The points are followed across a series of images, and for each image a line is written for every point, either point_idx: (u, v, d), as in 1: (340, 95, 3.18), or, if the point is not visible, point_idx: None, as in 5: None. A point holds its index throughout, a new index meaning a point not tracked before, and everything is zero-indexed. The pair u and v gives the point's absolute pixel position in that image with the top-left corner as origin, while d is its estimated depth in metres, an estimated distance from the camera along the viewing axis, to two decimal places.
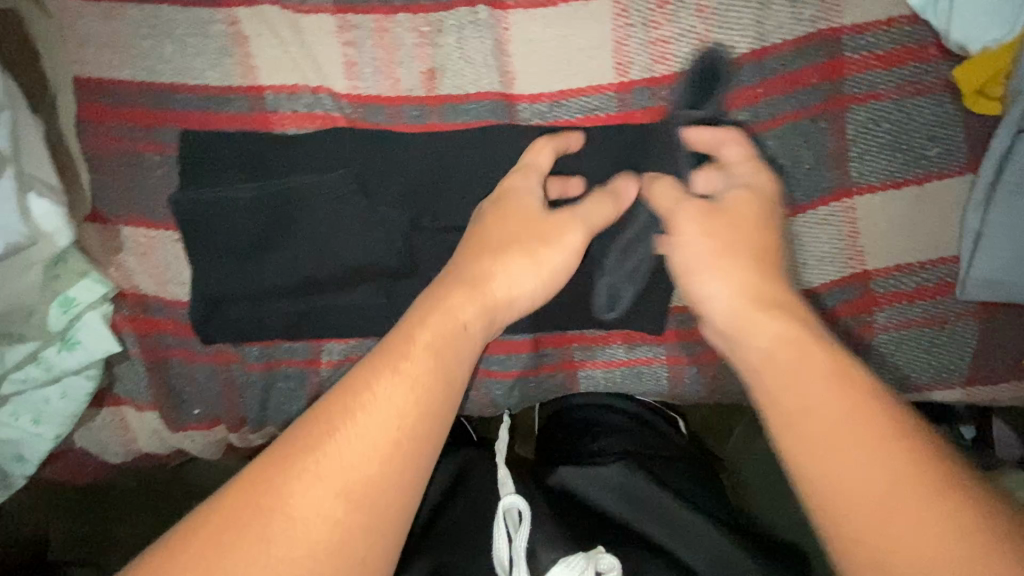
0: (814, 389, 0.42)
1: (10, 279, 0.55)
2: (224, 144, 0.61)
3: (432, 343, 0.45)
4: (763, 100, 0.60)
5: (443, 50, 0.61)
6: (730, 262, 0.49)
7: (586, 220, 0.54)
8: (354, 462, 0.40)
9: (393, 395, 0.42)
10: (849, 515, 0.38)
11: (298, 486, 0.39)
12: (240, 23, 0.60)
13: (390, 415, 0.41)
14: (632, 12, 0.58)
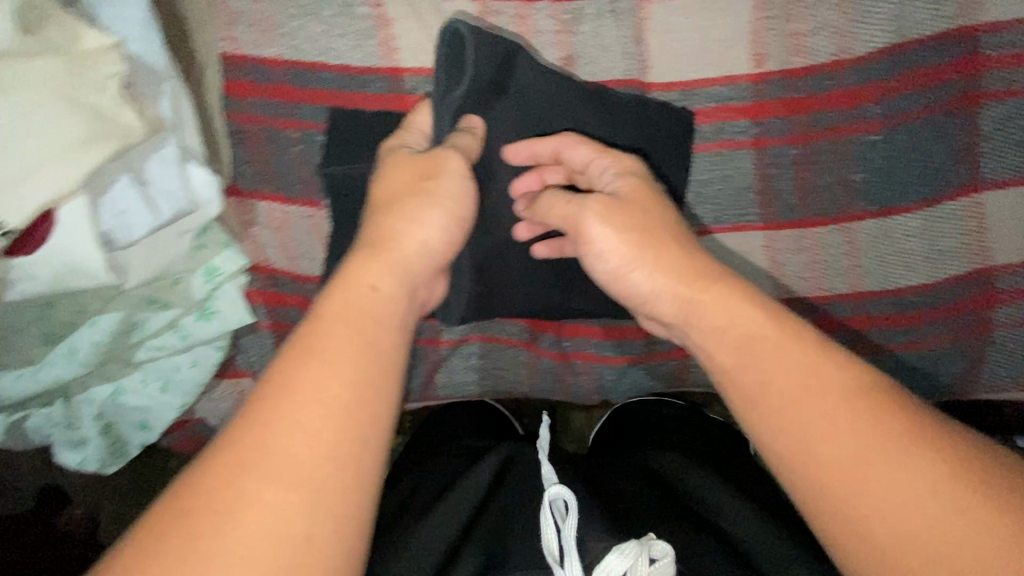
0: (799, 378, 0.40)
1: (165, 248, 0.56)
2: (366, 123, 0.62)
3: (333, 320, 0.41)
4: (896, 94, 0.61)
5: (580, 38, 0.62)
6: (656, 252, 0.48)
7: (445, 196, 0.50)
8: (270, 442, 0.36)
9: (298, 376, 0.38)
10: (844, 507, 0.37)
11: (253, 475, 0.34)
12: (384, 6, 0.62)
13: (319, 394, 0.37)
14: (772, 4, 0.59)
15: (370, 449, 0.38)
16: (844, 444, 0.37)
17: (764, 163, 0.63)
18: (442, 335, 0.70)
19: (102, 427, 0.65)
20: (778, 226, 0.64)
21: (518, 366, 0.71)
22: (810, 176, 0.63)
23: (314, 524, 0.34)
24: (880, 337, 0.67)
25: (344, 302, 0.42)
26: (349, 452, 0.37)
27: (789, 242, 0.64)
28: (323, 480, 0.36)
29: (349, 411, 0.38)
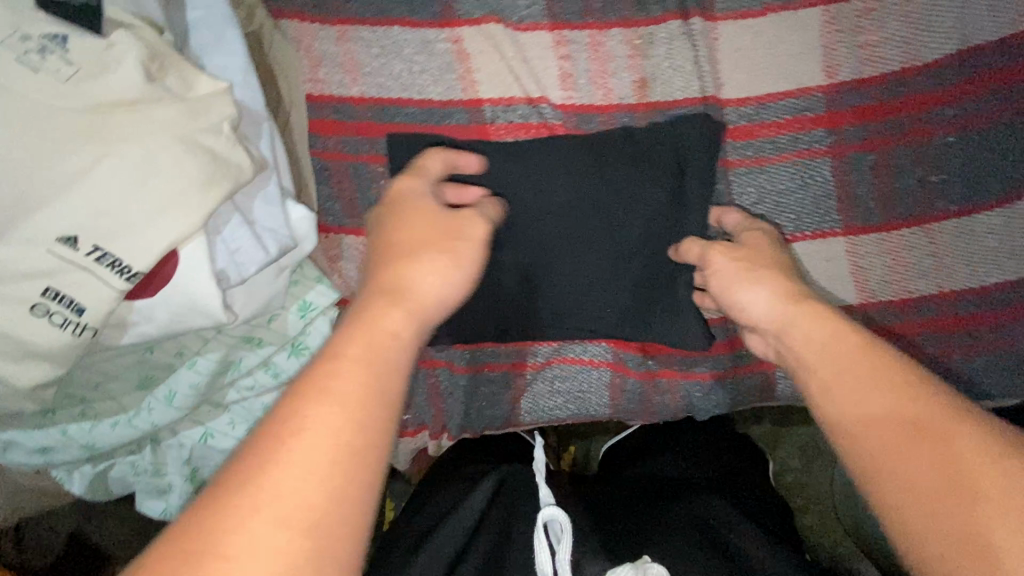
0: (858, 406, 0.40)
1: (265, 285, 0.55)
2: (440, 151, 0.62)
3: (361, 355, 0.38)
4: (967, 98, 0.62)
5: (653, 61, 0.64)
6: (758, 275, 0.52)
7: (466, 256, 0.48)
8: (295, 482, 0.33)
9: (319, 414, 0.35)
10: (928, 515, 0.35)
11: (257, 512, 0.32)
12: (463, 41, 0.64)
13: (309, 444, 0.34)
14: (840, 19, 0.62)
15: (349, 517, 0.34)
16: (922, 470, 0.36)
17: (842, 170, 0.64)
18: (528, 358, 0.69)
19: (187, 474, 0.63)
20: (859, 231, 0.65)
21: (604, 388, 0.70)
22: (888, 181, 0.64)
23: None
24: (970, 336, 0.66)
25: (368, 335, 0.39)
26: (329, 524, 0.33)
27: (872, 246, 0.65)
28: (317, 541, 0.32)
29: (324, 469, 0.34)
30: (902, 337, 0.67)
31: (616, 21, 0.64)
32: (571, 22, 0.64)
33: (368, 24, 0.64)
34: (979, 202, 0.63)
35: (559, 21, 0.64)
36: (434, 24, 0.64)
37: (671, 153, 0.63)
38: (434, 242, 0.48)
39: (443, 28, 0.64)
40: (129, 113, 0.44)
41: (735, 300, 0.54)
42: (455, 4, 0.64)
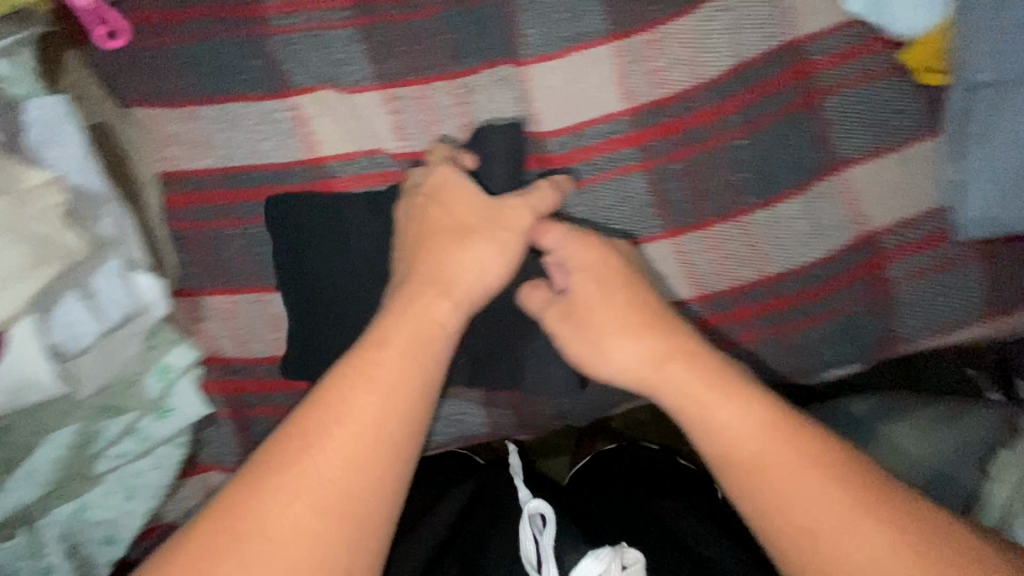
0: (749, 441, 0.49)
1: (117, 353, 0.60)
2: (285, 209, 0.68)
3: (404, 343, 0.52)
4: (751, 103, 0.70)
5: (476, 105, 0.72)
6: (626, 336, 0.56)
7: (512, 230, 0.60)
8: (331, 472, 0.45)
9: (367, 401, 0.48)
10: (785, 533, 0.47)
11: (246, 518, 0.43)
12: (300, 107, 0.70)
13: (342, 444, 0.46)
14: (628, 52, 0.70)
15: (384, 492, 0.46)
16: (784, 483, 0.47)
17: (655, 180, 0.71)
18: None
19: (64, 551, 0.63)
20: (680, 231, 0.72)
21: (478, 407, 0.74)
22: (697, 185, 0.71)
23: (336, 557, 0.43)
24: (797, 313, 0.73)
25: (411, 335, 0.52)
26: (357, 513, 0.45)
27: (694, 244, 0.72)
28: (353, 526, 0.44)
29: (353, 462, 0.45)
30: (736, 322, 0.73)
31: (436, 76, 0.71)
32: (396, 81, 0.71)
33: (212, 104, 0.70)
34: (779, 192, 0.71)
35: (385, 80, 0.71)
36: (272, 95, 0.70)
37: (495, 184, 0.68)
38: (475, 230, 0.60)
39: (281, 98, 0.70)
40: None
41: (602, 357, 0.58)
42: (290, 77, 0.70)
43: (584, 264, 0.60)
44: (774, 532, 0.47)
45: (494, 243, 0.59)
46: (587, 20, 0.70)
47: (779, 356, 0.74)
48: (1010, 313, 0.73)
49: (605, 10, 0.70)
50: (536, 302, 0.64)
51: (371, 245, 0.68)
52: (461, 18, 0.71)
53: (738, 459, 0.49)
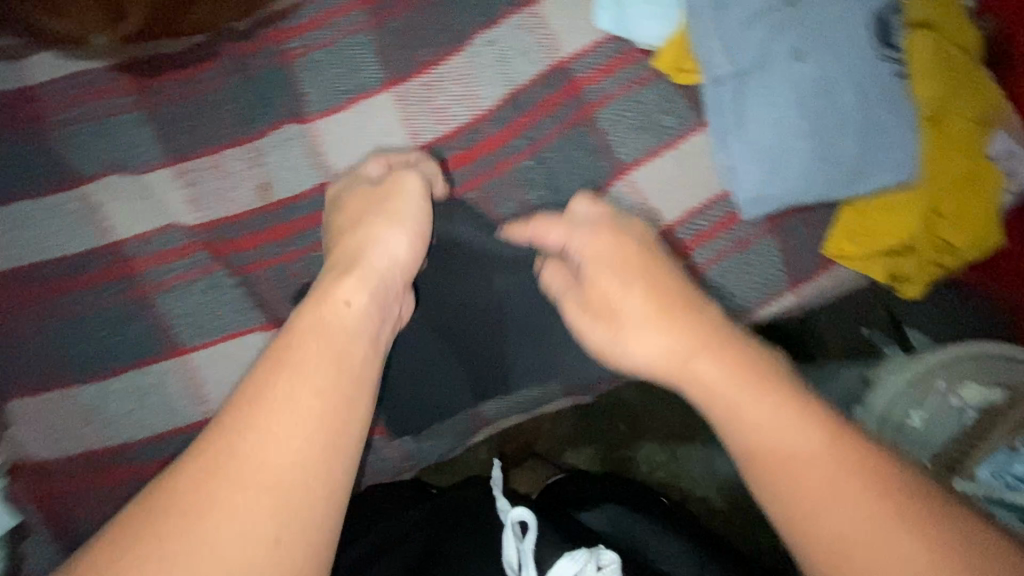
0: (764, 416, 0.45)
1: None
2: (89, 298, 0.70)
3: (320, 343, 0.47)
4: (531, 125, 0.74)
5: (268, 167, 0.73)
6: (667, 320, 0.51)
7: (408, 217, 0.59)
8: (268, 462, 0.41)
9: (291, 392, 0.44)
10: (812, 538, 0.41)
11: (157, 517, 0.39)
12: (91, 196, 0.71)
13: (269, 435, 0.42)
14: (407, 96, 0.74)
15: (310, 508, 0.41)
16: (800, 477, 0.42)
17: None
18: None
19: None
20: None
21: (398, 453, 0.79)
22: (494, 209, 0.74)
23: (283, 547, 0.39)
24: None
25: (323, 343, 0.47)
26: (292, 509, 0.40)
27: None
28: (291, 525, 0.40)
29: (269, 481, 0.40)
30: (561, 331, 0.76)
31: (226, 144, 0.73)
32: (186, 155, 0.73)
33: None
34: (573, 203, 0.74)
35: (175, 156, 0.73)
36: (63, 189, 0.71)
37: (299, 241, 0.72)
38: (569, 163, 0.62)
39: (72, 190, 0.71)
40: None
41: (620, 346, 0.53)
42: (79, 169, 0.72)
43: (597, 254, 0.56)
44: (815, 538, 0.41)
45: (389, 224, 0.58)
46: (363, 72, 0.74)
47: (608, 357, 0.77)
48: (814, 280, 0.76)
49: (379, 61, 0.74)
50: (559, 278, 0.60)
51: (167, 314, 0.70)
52: (242, 88, 0.74)
53: (767, 453, 0.44)
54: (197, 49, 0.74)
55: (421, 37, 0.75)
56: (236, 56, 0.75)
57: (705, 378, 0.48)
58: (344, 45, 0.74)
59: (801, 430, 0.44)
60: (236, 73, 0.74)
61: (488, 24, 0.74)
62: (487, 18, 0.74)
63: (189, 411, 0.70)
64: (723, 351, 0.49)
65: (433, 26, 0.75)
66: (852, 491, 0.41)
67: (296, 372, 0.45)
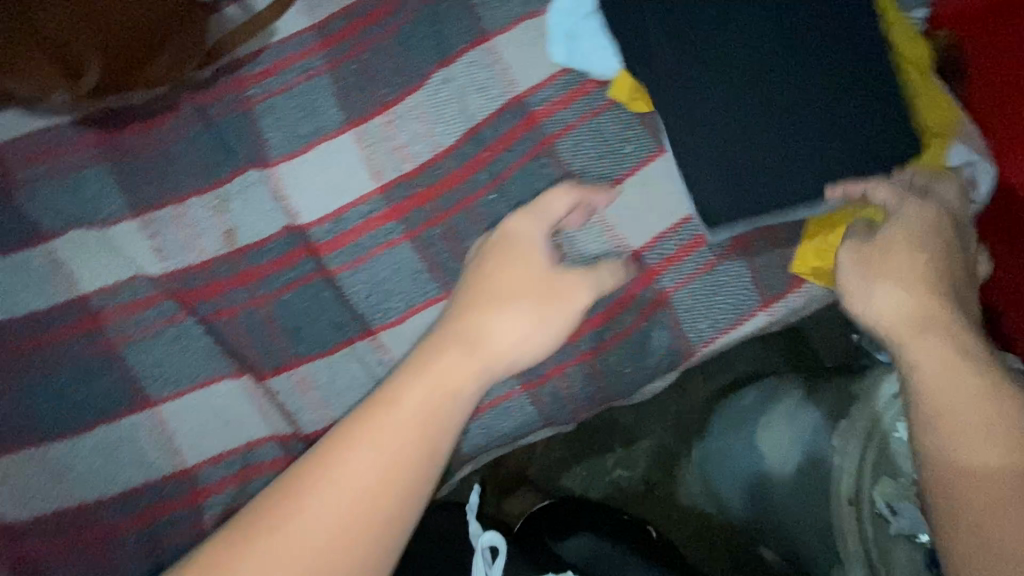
0: (941, 383, 0.49)
1: None
2: (56, 355, 0.69)
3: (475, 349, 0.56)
4: (492, 159, 0.75)
5: (233, 213, 0.73)
6: (894, 278, 0.57)
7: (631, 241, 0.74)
8: (380, 471, 0.47)
9: (418, 394, 0.51)
10: (971, 505, 0.45)
11: (307, 492, 0.46)
12: (56, 251, 0.71)
13: (409, 420, 0.49)
14: (369, 135, 0.75)
15: (382, 528, 0.47)
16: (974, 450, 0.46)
17: (420, 247, 0.74)
18: (205, 515, 0.68)
19: None
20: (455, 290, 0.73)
21: None
22: (461, 243, 0.74)
23: (363, 538, 0.46)
24: (588, 343, 0.75)
25: (461, 359, 0.55)
26: (403, 487, 0.48)
27: None
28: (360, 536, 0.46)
29: (377, 489, 0.47)
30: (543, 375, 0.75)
31: (191, 193, 0.73)
32: (151, 206, 0.73)
33: None
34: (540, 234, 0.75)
35: (139, 207, 0.73)
36: (27, 246, 0.71)
37: (269, 284, 0.73)
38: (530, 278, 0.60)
39: (36, 246, 0.71)
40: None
41: (871, 294, 0.58)
42: (40, 224, 0.72)
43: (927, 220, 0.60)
44: (972, 512, 0.44)
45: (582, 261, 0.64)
46: (323, 115, 0.75)
47: (584, 385, 0.75)
48: (785, 298, 0.76)
49: (337, 103, 0.75)
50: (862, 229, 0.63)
51: (137, 367, 0.69)
52: (207, 137, 0.75)
53: (945, 418, 0.48)
54: (156, 101, 0.75)
55: (378, 77, 0.75)
56: (196, 105, 0.76)
57: (925, 341, 0.52)
58: (304, 88, 0.75)
59: (980, 397, 0.48)
60: (196, 122, 0.75)
61: (444, 62, 0.75)
62: (442, 57, 0.75)
63: (156, 466, 0.68)
64: (942, 302, 0.54)
65: (390, 66, 0.75)
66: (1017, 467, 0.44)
67: (438, 371, 0.53)
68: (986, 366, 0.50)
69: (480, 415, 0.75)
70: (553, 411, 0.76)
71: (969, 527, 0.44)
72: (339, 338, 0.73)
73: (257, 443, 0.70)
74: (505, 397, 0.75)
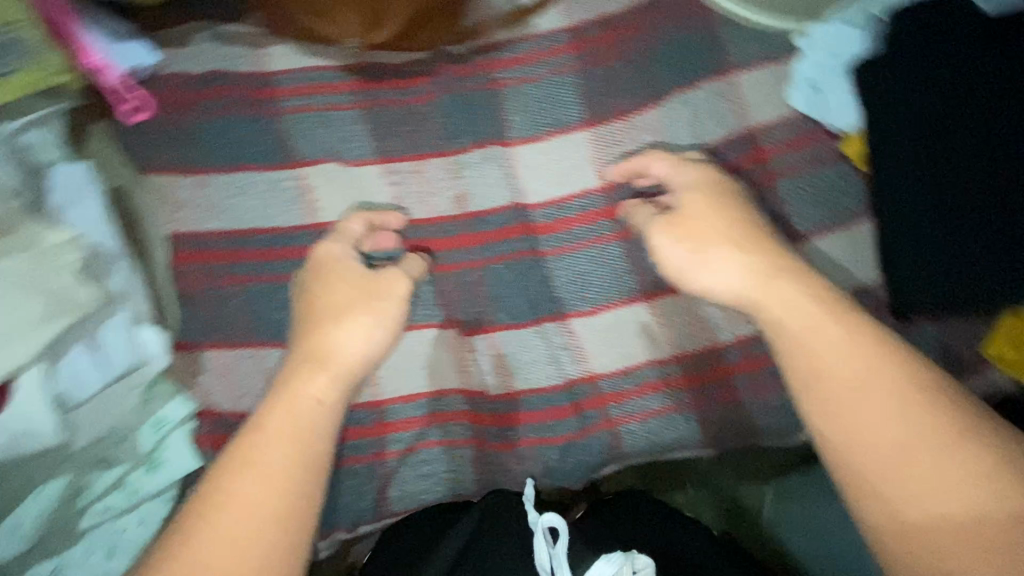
0: (848, 362, 0.55)
1: (113, 405, 0.66)
2: (287, 270, 0.74)
3: (310, 425, 0.57)
4: (716, 183, 0.78)
5: (466, 180, 0.78)
6: (720, 252, 0.64)
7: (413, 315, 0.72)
8: (249, 495, 0.52)
9: (264, 444, 0.55)
10: (884, 478, 0.51)
11: (200, 534, 0.50)
12: (306, 177, 0.77)
13: (274, 466, 0.54)
14: (604, 135, 0.79)
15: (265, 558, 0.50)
16: (871, 425, 0.52)
17: (631, 250, 0.77)
18: (389, 446, 0.74)
19: None
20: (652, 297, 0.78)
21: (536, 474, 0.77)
22: None
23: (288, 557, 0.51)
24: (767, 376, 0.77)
25: (294, 429, 0.56)
26: (268, 542, 0.51)
27: (669, 307, 0.78)
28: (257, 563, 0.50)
29: (267, 526, 0.51)
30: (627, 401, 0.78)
31: (432, 153, 0.79)
32: (395, 156, 0.79)
33: (224, 172, 0.76)
34: None
35: (384, 155, 0.79)
36: (281, 167, 0.77)
37: (486, 251, 0.78)
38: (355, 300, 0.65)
39: (289, 169, 0.77)
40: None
41: (694, 284, 0.65)
42: (297, 151, 0.78)
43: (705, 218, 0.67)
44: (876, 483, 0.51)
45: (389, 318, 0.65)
46: (565, 108, 0.80)
47: (748, 415, 0.79)
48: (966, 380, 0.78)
49: (580, 101, 0.80)
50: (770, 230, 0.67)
51: None
52: (456, 105, 0.80)
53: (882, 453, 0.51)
54: (414, 64, 0.82)
55: (623, 86, 0.81)
56: (452, 75, 0.81)
57: (776, 302, 0.60)
58: (553, 81, 0.81)
59: (894, 420, 0.52)
60: (449, 90, 0.80)
61: (685, 86, 0.80)
62: (685, 81, 0.81)
63: (357, 391, 0.74)
64: (877, 362, 0.54)
65: (635, 79, 0.81)
66: (948, 440, 0.50)
67: (294, 411, 0.58)
68: (980, 419, 0.51)
69: (646, 420, 0.78)
70: (714, 431, 0.79)
71: (882, 517, 0.51)
72: (534, 315, 0.78)
73: (448, 393, 0.76)
74: (675, 409, 0.78)
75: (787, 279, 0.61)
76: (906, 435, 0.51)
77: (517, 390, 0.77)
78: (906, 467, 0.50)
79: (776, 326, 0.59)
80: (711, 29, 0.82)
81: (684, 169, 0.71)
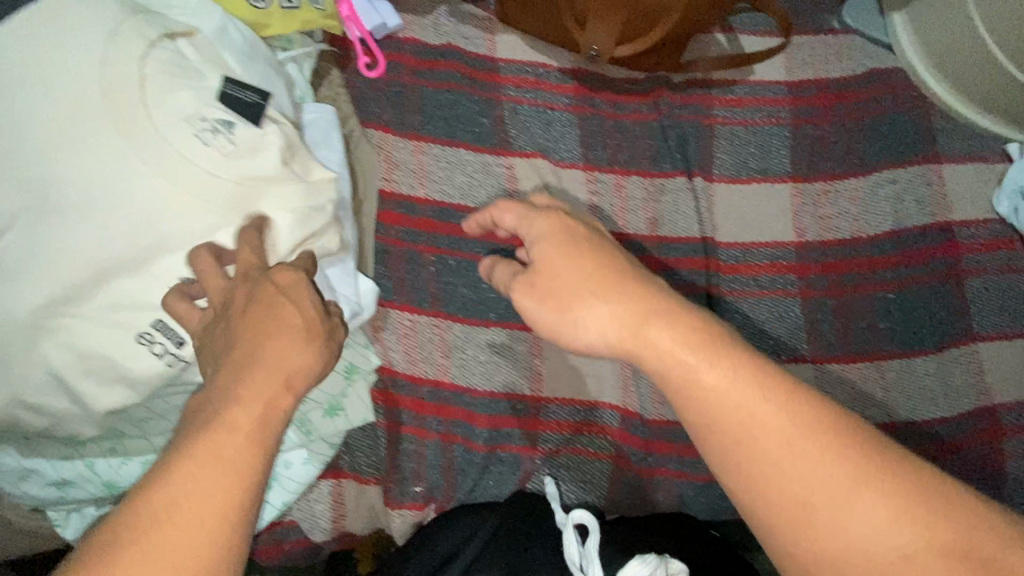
0: (787, 416, 0.40)
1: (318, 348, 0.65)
2: (482, 252, 0.76)
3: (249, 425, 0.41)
4: (904, 265, 0.79)
5: (663, 205, 0.80)
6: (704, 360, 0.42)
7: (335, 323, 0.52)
8: (177, 540, 0.36)
9: (230, 449, 0.39)
10: (831, 547, 0.38)
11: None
12: (515, 168, 0.79)
13: (216, 489, 0.38)
14: (804, 194, 0.81)
15: None
16: (791, 468, 0.39)
17: (809, 309, 0.78)
18: (538, 443, 0.73)
19: None
20: (822, 360, 0.77)
21: (668, 505, 0.75)
22: (845, 322, 0.78)
23: None
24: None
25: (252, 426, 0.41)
26: None
27: (835, 374, 0.77)
28: None
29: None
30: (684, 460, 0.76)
31: (636, 171, 0.81)
32: (601, 166, 0.81)
33: (440, 144, 0.78)
34: (919, 349, 0.78)
35: (590, 163, 0.81)
36: (493, 152, 0.79)
37: (671, 276, 0.78)
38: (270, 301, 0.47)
39: (500, 156, 0.79)
40: (236, 150, 0.53)
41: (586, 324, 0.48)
42: (511, 140, 0.80)
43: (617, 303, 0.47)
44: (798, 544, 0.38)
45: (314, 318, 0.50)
46: (772, 160, 0.82)
47: None
48: None
49: (788, 156, 0.82)
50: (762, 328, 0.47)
51: None
52: (668, 132, 0.82)
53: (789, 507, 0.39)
54: (634, 83, 0.84)
55: (831, 151, 0.82)
56: (669, 102, 0.83)
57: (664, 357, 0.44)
58: (764, 130, 0.83)
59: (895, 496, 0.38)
60: (664, 116, 0.82)
61: (893, 165, 0.82)
62: (895, 160, 0.82)
63: (520, 382, 0.74)
64: (794, 401, 0.40)
65: (845, 147, 0.82)
66: (943, 529, 0.37)
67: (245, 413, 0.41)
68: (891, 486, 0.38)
69: None
70: None
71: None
72: None
73: (603, 405, 0.75)
74: None
75: (782, 372, 0.42)
76: (835, 489, 0.38)
77: (668, 420, 0.77)
78: (832, 499, 0.38)
79: (690, 376, 0.42)
80: (925, 116, 0.84)
81: (535, 219, 0.51)
